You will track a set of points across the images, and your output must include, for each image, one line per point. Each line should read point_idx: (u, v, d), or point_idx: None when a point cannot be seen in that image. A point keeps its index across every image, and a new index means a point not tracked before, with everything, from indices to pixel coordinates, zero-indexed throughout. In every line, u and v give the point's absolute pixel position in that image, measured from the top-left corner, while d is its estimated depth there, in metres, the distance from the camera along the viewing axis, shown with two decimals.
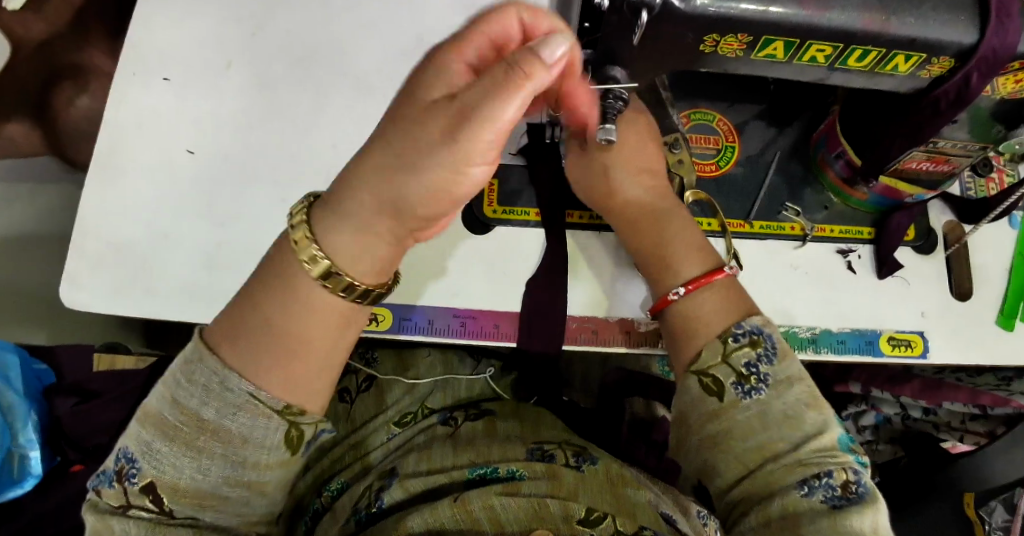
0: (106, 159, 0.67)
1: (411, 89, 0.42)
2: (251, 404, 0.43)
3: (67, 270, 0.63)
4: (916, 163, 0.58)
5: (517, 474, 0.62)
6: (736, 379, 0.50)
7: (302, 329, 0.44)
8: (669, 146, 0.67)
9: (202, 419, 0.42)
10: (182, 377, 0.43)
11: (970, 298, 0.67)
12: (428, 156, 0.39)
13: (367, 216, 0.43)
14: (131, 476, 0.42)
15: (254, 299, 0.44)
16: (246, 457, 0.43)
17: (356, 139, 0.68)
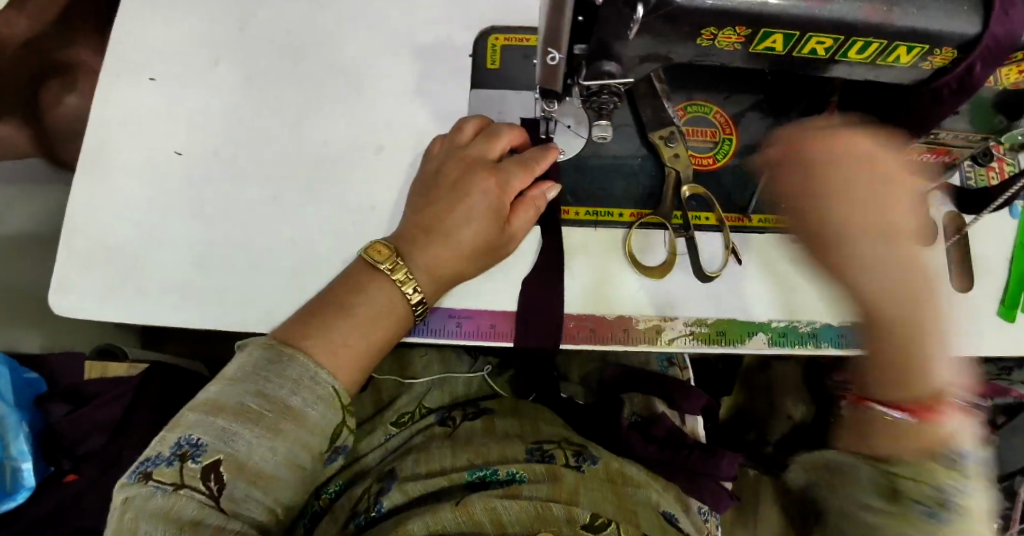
0: (93, 160, 0.65)
1: (445, 167, 0.61)
2: (331, 395, 0.51)
3: (55, 275, 0.62)
4: (919, 153, 0.58)
5: (517, 476, 0.62)
6: (926, 502, 0.42)
7: (367, 326, 0.54)
8: (664, 139, 0.64)
9: (278, 405, 0.48)
10: (257, 370, 0.49)
11: (970, 290, 0.66)
12: (481, 223, 0.59)
13: (417, 244, 0.58)
14: (194, 457, 0.45)
15: (337, 303, 0.55)
16: (307, 442, 0.49)
17: (348, 137, 0.66)
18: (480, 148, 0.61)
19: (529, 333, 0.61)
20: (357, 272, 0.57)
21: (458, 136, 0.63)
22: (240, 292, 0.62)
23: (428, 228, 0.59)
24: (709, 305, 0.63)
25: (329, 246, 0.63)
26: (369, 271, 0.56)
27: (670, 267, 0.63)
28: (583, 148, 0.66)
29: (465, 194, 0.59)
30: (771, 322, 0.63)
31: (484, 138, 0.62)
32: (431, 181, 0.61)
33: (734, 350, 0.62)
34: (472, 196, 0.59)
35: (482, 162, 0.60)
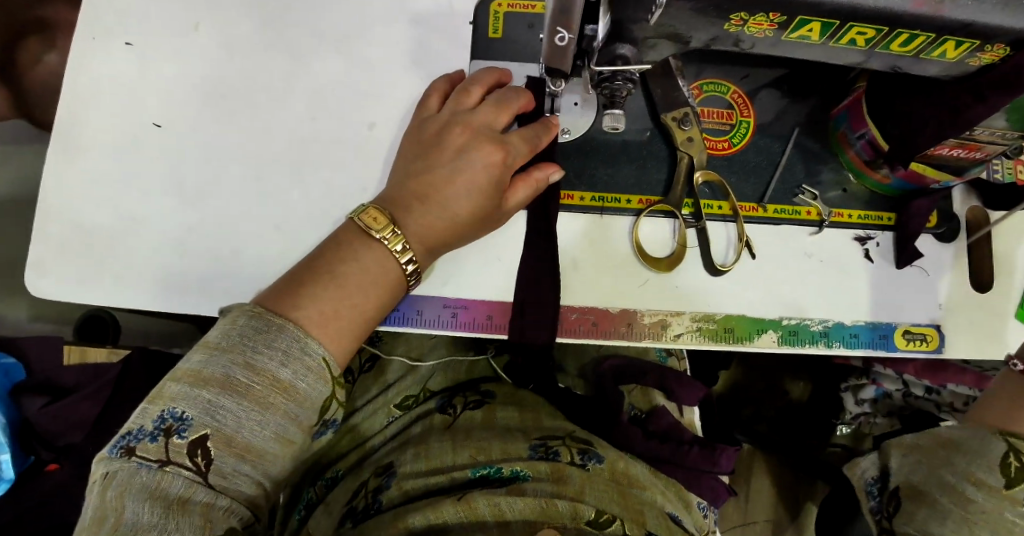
0: (64, 132, 0.61)
1: (438, 132, 0.56)
2: (322, 369, 0.48)
3: (30, 257, 0.59)
4: (948, 149, 0.54)
5: (521, 474, 0.60)
6: None
7: (360, 290, 0.51)
8: (678, 121, 0.60)
9: (269, 375, 0.45)
10: (245, 339, 0.46)
11: (989, 290, 0.63)
12: (479, 197, 0.54)
13: (411, 208, 0.54)
14: (180, 432, 0.43)
15: (327, 268, 0.51)
16: (297, 416, 0.46)
17: (336, 110, 0.62)
18: (486, 115, 0.56)
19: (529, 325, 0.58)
20: (348, 235, 0.53)
21: (464, 99, 0.57)
22: (225, 278, 0.59)
23: (422, 196, 0.54)
24: (717, 300, 0.59)
25: (316, 229, 0.60)
26: (362, 237, 0.52)
27: (679, 261, 0.59)
28: (591, 127, 0.62)
29: (462, 164, 0.54)
30: (783, 320, 0.60)
31: (493, 105, 0.56)
32: (427, 144, 0.56)
33: (741, 349, 0.59)
34: (473, 168, 0.54)
35: (488, 131, 0.55)
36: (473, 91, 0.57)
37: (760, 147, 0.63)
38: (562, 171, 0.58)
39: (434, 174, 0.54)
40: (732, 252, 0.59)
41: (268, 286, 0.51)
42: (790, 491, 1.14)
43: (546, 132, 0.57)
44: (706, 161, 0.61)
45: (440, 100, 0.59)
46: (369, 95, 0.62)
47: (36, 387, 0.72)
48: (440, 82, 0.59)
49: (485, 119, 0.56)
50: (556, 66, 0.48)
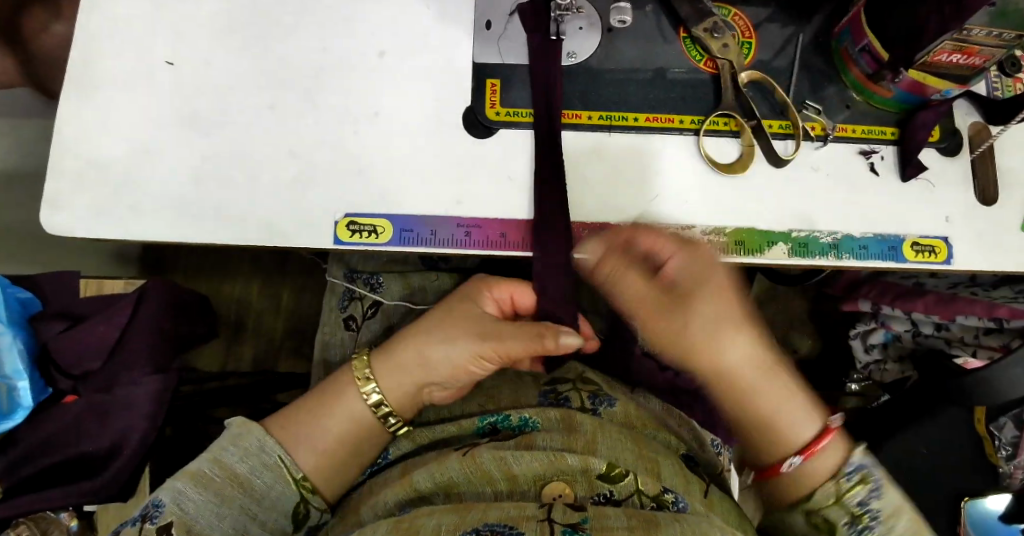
0: (79, 70, 0.62)
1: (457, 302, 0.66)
2: (278, 467, 0.58)
3: (46, 193, 0.60)
4: (946, 55, 0.55)
5: (530, 422, 0.63)
6: (848, 518, 0.52)
7: (327, 431, 0.61)
8: (709, 32, 0.62)
9: (235, 473, 0.56)
10: (228, 441, 0.57)
11: (996, 204, 0.64)
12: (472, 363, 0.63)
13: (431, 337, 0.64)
14: (152, 518, 0.52)
15: (318, 395, 0.63)
16: (259, 516, 0.56)
17: (349, 40, 0.63)
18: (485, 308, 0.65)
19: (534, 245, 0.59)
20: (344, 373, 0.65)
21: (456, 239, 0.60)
22: (241, 207, 0.60)
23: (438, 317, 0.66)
24: (727, 213, 0.60)
25: (329, 158, 0.61)
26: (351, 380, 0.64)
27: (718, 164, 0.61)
28: (597, 49, 0.63)
29: (452, 312, 0.65)
30: (793, 233, 0.61)
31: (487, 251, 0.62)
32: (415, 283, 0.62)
33: (752, 260, 0.60)
34: (447, 324, 0.64)
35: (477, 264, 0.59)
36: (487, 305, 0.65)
37: (763, 67, 0.64)
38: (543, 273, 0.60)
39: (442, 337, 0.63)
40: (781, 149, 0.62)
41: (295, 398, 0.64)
42: None
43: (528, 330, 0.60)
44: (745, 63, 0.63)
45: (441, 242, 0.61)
46: (368, 81, 0.62)
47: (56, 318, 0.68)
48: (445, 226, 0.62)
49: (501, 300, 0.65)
50: None
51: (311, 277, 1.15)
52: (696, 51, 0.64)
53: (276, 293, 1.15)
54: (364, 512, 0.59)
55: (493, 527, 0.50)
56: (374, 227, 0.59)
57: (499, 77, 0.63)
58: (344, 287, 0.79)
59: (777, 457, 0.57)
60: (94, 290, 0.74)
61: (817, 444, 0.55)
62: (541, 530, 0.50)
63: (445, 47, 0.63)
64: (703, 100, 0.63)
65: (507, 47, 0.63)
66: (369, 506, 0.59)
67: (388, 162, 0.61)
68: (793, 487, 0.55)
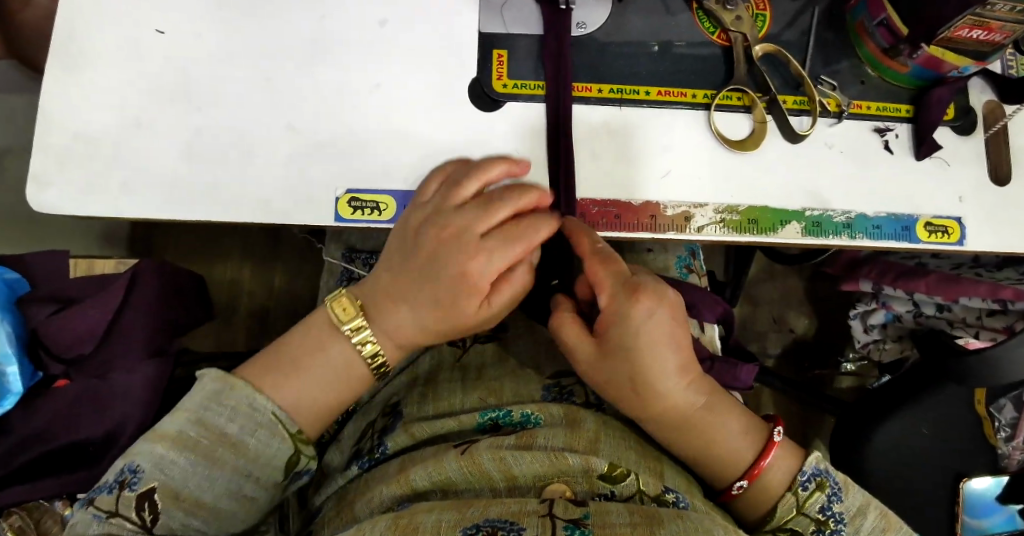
0: (66, 41, 0.59)
1: (425, 242, 0.55)
2: (269, 423, 0.54)
3: (32, 170, 0.57)
4: (967, 31, 0.54)
5: (533, 419, 0.63)
6: (816, 526, 0.57)
7: (311, 383, 0.57)
8: (721, 4, 0.61)
9: (224, 434, 0.53)
10: (210, 401, 0.53)
11: (1009, 183, 0.63)
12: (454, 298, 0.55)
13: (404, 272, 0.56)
14: (132, 484, 0.50)
15: (289, 348, 0.58)
16: (252, 473, 0.53)
17: (347, 8, 0.60)
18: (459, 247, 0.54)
19: (541, 220, 0.54)
20: (318, 324, 0.59)
21: (453, 193, 0.55)
22: (238, 185, 0.57)
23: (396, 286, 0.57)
24: (739, 190, 0.59)
25: (329, 132, 0.58)
26: (329, 329, 0.58)
27: (729, 140, 0.59)
28: (606, 21, 0.61)
29: (451, 266, 0.54)
30: (806, 211, 0.59)
31: (479, 204, 0.54)
32: (408, 238, 0.56)
33: (765, 240, 0.59)
34: (445, 271, 0.54)
35: (467, 237, 0.54)
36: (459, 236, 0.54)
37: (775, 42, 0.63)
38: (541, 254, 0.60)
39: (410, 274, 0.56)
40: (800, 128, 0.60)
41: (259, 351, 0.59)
42: (800, 429, 1.14)
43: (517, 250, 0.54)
44: (759, 37, 0.61)
45: (438, 186, 0.56)
46: (368, 51, 0.60)
47: (45, 295, 0.65)
48: (449, 165, 0.57)
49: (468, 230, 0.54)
50: None
51: (304, 258, 1.13)
52: (708, 23, 0.62)
53: (269, 273, 1.13)
54: (360, 508, 0.59)
55: (494, 523, 0.49)
56: (376, 204, 0.58)
57: (505, 48, 0.60)
58: (342, 267, 0.77)
59: (723, 482, 0.60)
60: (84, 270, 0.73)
61: (758, 466, 0.58)
62: (544, 526, 0.49)
63: (449, 17, 0.60)
64: (715, 75, 0.61)
65: (512, 18, 0.60)
66: (365, 502, 0.59)
67: (390, 138, 0.58)
68: (759, 501, 0.59)
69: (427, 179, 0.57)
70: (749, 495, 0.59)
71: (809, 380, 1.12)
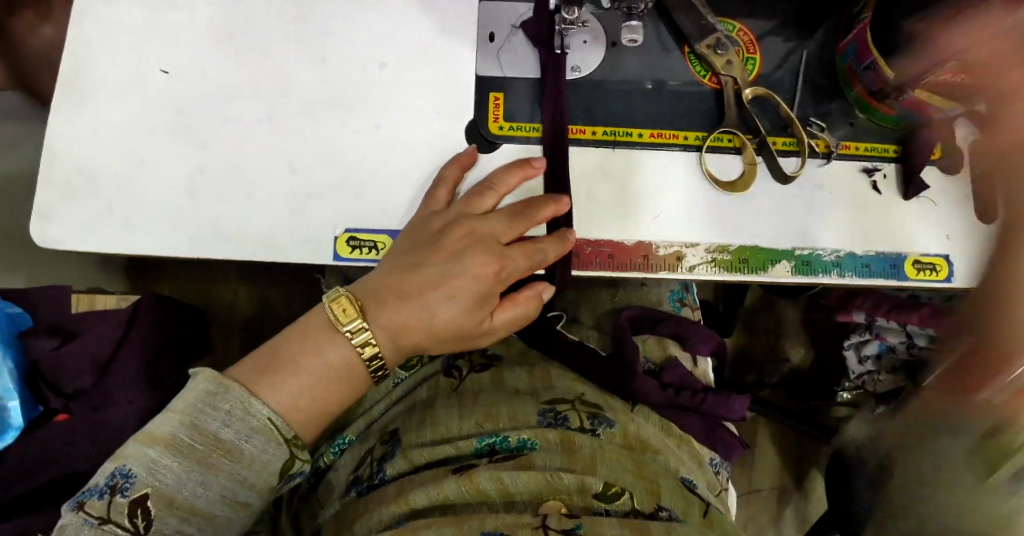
0: (71, 77, 0.60)
1: (433, 250, 0.55)
2: (267, 427, 0.50)
3: (37, 203, 0.58)
4: (951, 74, 0.55)
5: (529, 443, 0.63)
6: None
7: (308, 388, 0.52)
8: (712, 48, 0.61)
9: (219, 437, 0.49)
10: (204, 402, 0.49)
11: (995, 221, 0.64)
12: (464, 305, 0.55)
13: (411, 279, 0.54)
14: (123, 490, 0.47)
15: (284, 347, 0.53)
16: (249, 479, 0.50)
17: (346, 51, 0.62)
18: (476, 262, 0.54)
19: (555, 244, 0.56)
20: (314, 323, 0.55)
21: (476, 203, 0.57)
22: (239, 222, 0.58)
23: (401, 288, 0.54)
24: (730, 229, 0.60)
25: (329, 171, 0.59)
26: (329, 330, 0.54)
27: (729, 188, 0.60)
28: (600, 63, 0.63)
29: (472, 272, 0.54)
30: (796, 250, 0.60)
31: (504, 215, 0.56)
32: (426, 238, 0.56)
33: (756, 279, 0.60)
34: (464, 276, 0.54)
35: (490, 242, 0.55)
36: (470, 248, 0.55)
37: (766, 83, 0.64)
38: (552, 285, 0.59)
39: (415, 282, 0.54)
40: (791, 169, 0.61)
41: (247, 352, 0.54)
42: (795, 456, 1.14)
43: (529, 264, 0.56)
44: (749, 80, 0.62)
45: (449, 193, 0.58)
46: (369, 92, 0.61)
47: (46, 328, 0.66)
48: (449, 170, 0.58)
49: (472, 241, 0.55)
50: None
51: (303, 284, 1.13)
52: (700, 66, 0.63)
53: (267, 300, 1.13)
54: (359, 529, 0.60)
55: None
56: (374, 244, 0.59)
57: (502, 90, 0.62)
58: None
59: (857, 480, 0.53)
60: (86, 304, 0.72)
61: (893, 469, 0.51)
62: None
63: (447, 58, 0.62)
64: (706, 117, 0.62)
65: (508, 61, 0.62)
66: (365, 522, 0.60)
67: (389, 179, 0.60)
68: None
69: (436, 183, 0.58)
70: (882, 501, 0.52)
71: (805, 409, 1.13)
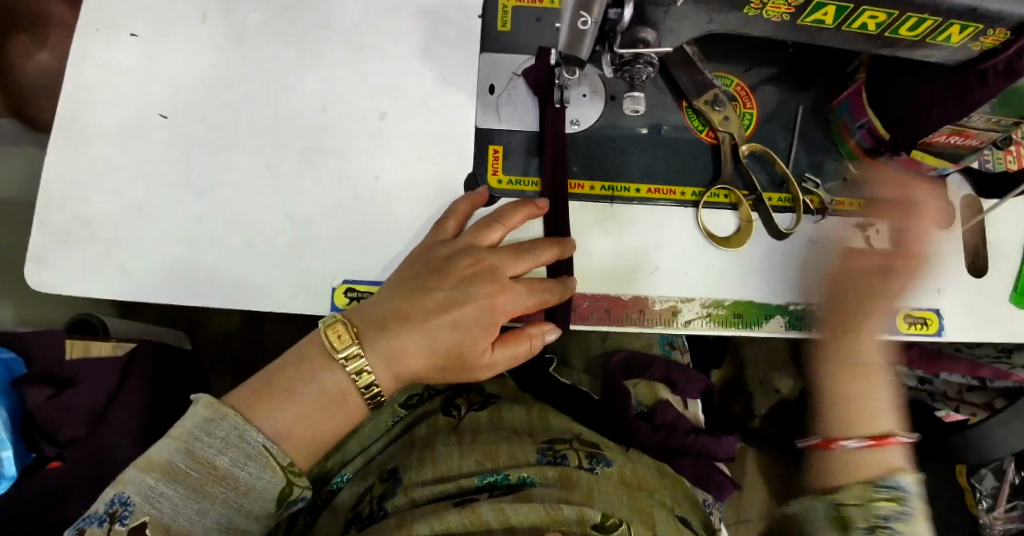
0: (68, 121, 0.60)
1: (436, 280, 0.55)
2: (262, 456, 0.49)
3: (32, 249, 0.58)
4: (945, 137, 0.56)
5: (528, 480, 0.62)
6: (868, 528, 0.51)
7: (303, 419, 0.51)
8: (710, 104, 0.62)
9: (216, 466, 0.48)
10: (198, 431, 0.48)
11: (986, 275, 0.65)
12: (465, 332, 0.54)
13: (412, 309, 0.54)
14: (122, 519, 0.46)
15: (282, 375, 0.52)
16: (245, 506, 0.49)
17: (346, 100, 0.62)
18: (479, 293, 0.54)
19: (556, 287, 0.55)
20: (314, 348, 0.54)
21: (482, 234, 0.57)
22: (236, 271, 0.58)
23: (401, 316, 0.54)
24: (724, 284, 0.61)
25: (327, 220, 0.60)
26: (325, 355, 0.53)
27: (735, 242, 0.61)
28: (599, 117, 0.64)
29: (476, 299, 0.54)
30: (789, 306, 0.61)
31: (508, 250, 0.56)
32: (434, 266, 0.55)
33: (750, 333, 0.61)
34: (468, 303, 0.54)
35: (495, 273, 0.55)
36: (475, 278, 0.55)
37: (762, 137, 0.65)
38: (558, 328, 0.56)
39: (413, 309, 0.54)
40: (785, 226, 0.62)
41: (246, 381, 0.53)
42: (784, 486, 1.15)
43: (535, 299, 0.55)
44: (745, 135, 0.63)
45: (457, 226, 0.58)
46: (369, 140, 0.61)
47: (39, 377, 0.67)
48: (460, 205, 0.58)
49: (477, 273, 0.55)
50: (574, 52, 0.51)
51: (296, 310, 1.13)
52: (697, 121, 0.64)
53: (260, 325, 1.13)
54: None
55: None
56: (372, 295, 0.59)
57: (501, 144, 0.63)
58: None
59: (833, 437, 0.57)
60: (79, 352, 0.71)
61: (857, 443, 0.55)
62: None
63: (447, 109, 0.62)
64: (704, 172, 0.63)
65: (509, 114, 0.63)
66: None
67: (388, 230, 0.60)
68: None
69: (446, 216, 0.58)
70: (842, 461, 0.56)
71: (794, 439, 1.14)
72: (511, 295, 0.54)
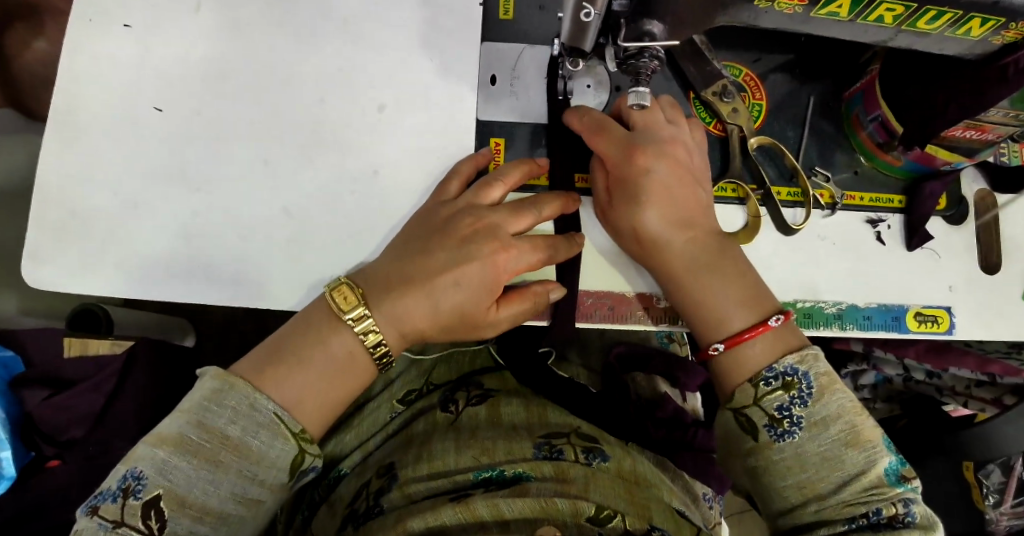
0: (60, 115, 0.59)
1: (439, 243, 0.53)
2: (274, 424, 0.48)
3: (26, 247, 0.57)
4: (960, 131, 0.54)
5: (526, 474, 0.60)
6: (768, 421, 0.51)
7: (308, 386, 0.50)
8: (718, 95, 0.60)
9: (227, 436, 0.47)
10: (209, 402, 0.47)
11: (999, 272, 0.63)
12: (469, 292, 0.52)
13: (410, 271, 0.52)
14: (136, 492, 0.45)
15: (283, 344, 0.51)
16: (258, 475, 0.47)
17: (345, 93, 0.60)
18: (484, 251, 0.53)
19: (562, 243, 0.55)
20: (319, 311, 0.52)
21: (483, 194, 0.55)
22: (233, 269, 0.57)
23: (405, 279, 0.52)
24: None
25: (326, 216, 0.58)
26: (331, 319, 0.52)
27: (752, 232, 0.60)
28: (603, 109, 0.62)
29: (478, 258, 0.52)
30: (798, 302, 0.60)
31: (509, 207, 0.55)
32: (436, 228, 0.54)
33: None
34: (472, 263, 0.52)
35: (498, 233, 0.54)
36: (478, 237, 0.53)
37: (771, 131, 0.63)
38: (564, 288, 0.56)
39: (415, 267, 0.53)
40: (796, 220, 0.61)
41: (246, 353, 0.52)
42: None
43: (541, 256, 0.54)
44: (754, 128, 0.61)
45: (459, 187, 0.57)
46: (367, 133, 0.60)
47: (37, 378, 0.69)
48: (463, 165, 0.58)
49: (480, 231, 0.54)
50: (579, 44, 0.50)
51: None
52: (704, 112, 0.62)
53: None
54: None
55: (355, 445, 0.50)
56: None
57: (504, 136, 0.62)
58: None
59: (706, 343, 0.55)
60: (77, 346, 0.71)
61: (744, 333, 0.53)
62: None
63: (448, 102, 0.61)
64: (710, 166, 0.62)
65: (513, 106, 0.62)
66: None
67: (388, 226, 0.59)
68: (730, 373, 0.54)
69: (450, 176, 0.57)
70: (724, 365, 0.54)
71: None
72: (515, 255, 0.54)
